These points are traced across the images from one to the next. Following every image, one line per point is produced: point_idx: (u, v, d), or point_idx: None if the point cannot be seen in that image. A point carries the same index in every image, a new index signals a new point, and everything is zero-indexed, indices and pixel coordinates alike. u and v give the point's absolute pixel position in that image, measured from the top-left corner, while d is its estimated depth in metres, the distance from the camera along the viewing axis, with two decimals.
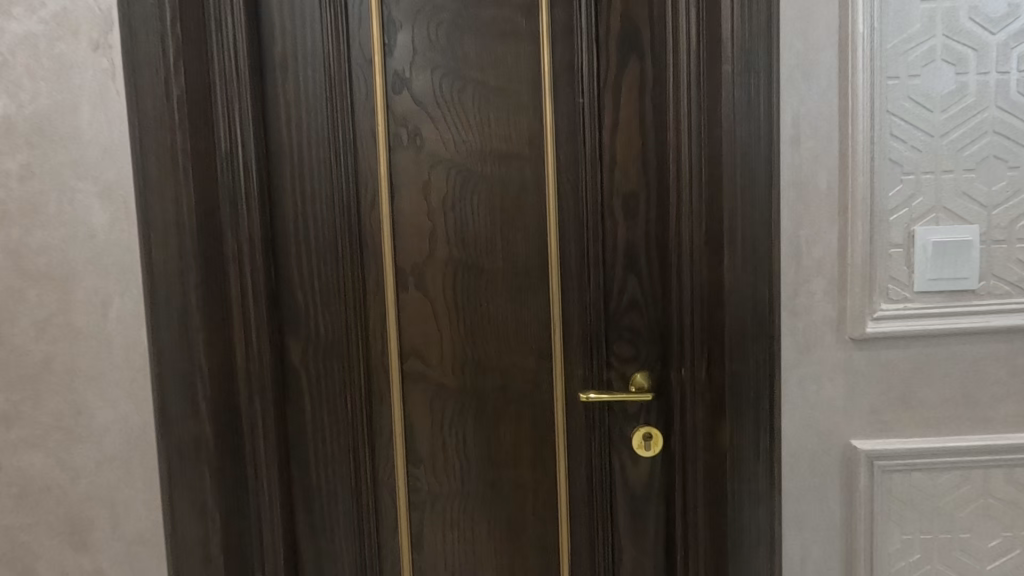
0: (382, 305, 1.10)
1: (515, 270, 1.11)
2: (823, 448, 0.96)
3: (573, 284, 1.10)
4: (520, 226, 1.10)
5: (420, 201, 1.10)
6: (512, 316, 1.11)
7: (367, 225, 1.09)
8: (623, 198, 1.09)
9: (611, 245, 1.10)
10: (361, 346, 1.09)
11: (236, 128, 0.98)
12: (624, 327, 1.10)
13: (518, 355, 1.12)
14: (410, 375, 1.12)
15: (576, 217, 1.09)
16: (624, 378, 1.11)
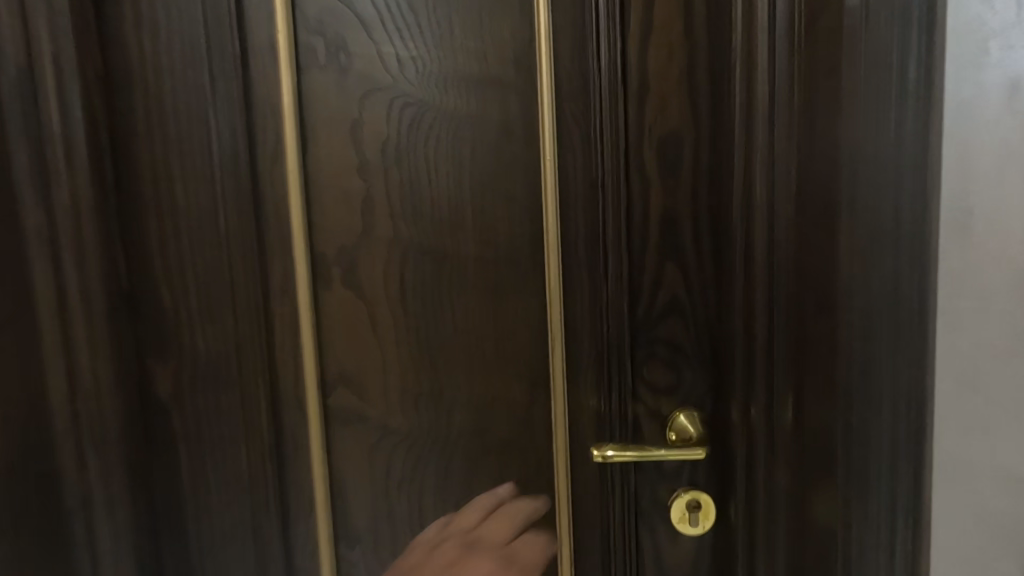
0: (294, 310, 0.73)
1: (494, 257, 0.73)
2: (995, 547, 0.60)
3: (582, 278, 0.72)
4: (502, 191, 0.73)
5: (348, 151, 0.72)
6: (489, 326, 0.74)
7: (266, 188, 0.71)
8: (659, 144, 0.71)
9: (640, 216, 0.72)
10: (262, 372, 0.73)
11: (40, 37, 0.63)
12: (659, 341, 0.73)
13: (500, 385, 0.75)
14: (339, 414, 0.75)
15: (586, 175, 0.72)
16: (657, 420, 0.74)
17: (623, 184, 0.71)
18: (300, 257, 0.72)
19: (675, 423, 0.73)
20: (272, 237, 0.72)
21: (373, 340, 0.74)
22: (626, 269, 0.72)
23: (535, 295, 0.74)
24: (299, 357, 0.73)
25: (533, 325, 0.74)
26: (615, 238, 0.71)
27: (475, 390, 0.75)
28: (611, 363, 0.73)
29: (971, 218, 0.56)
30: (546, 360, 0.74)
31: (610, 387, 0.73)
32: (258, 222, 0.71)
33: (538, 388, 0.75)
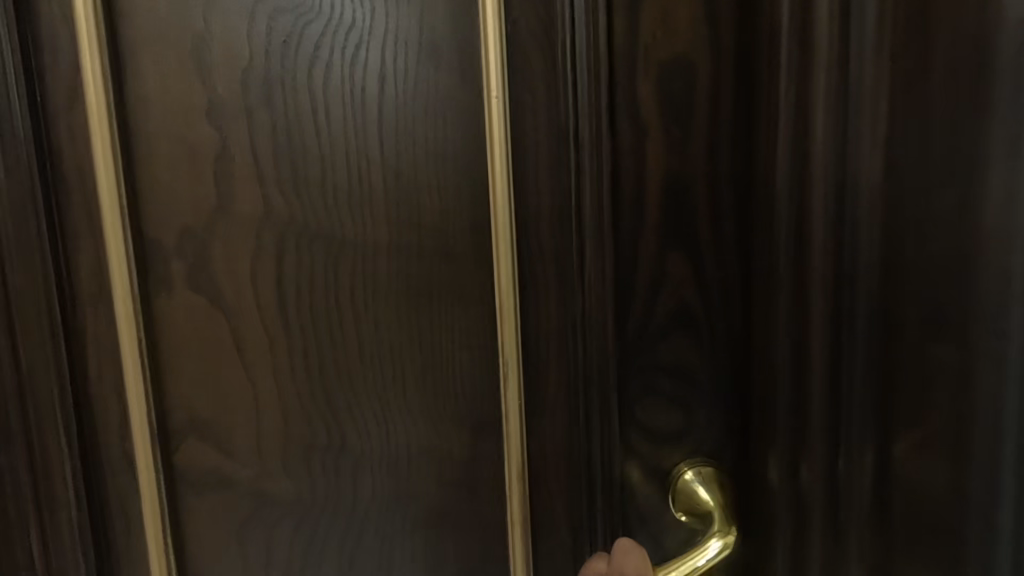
0: (112, 328, 0.48)
1: (416, 247, 0.50)
2: None
3: (546, 278, 0.49)
4: (427, 146, 0.49)
5: (187, 86, 0.47)
6: (411, 343, 0.51)
7: (63, 140, 0.47)
8: (663, 75, 0.47)
9: (631, 185, 0.48)
10: (66, 422, 0.48)
11: None
12: (658, 368, 0.50)
13: (429, 432, 0.52)
14: (192, 476, 0.51)
15: (551, 125, 0.48)
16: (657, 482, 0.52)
17: (607, 136, 0.47)
18: (115, 250, 0.47)
19: (682, 490, 0.51)
20: (72, 218, 0.47)
21: (239, 369, 0.50)
22: (612, 265, 0.49)
23: (478, 302, 0.50)
24: (124, 399, 0.49)
25: (476, 346, 0.51)
26: (595, 218, 0.48)
27: (393, 441, 0.52)
28: (590, 401, 0.50)
29: None
30: (495, 397, 0.51)
31: (590, 436, 0.50)
32: (49, 194, 0.47)
33: (485, 434, 0.52)
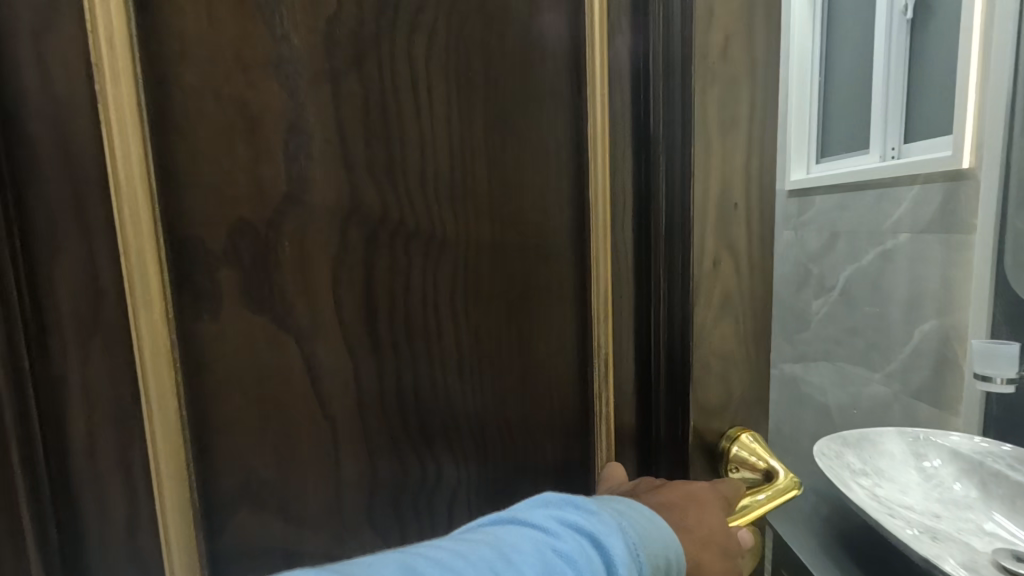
0: (126, 371, 0.33)
1: (515, 247, 0.45)
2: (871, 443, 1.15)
3: (627, 279, 0.52)
4: (534, 138, 0.45)
5: (248, 30, 0.34)
6: (513, 352, 0.46)
7: (36, 86, 0.30)
8: (742, 76, 0.49)
9: (710, 185, 0.49)
10: (36, 519, 0.31)
11: None
12: (719, 353, 0.53)
13: (526, 448, 0.47)
14: (244, 555, 0.38)
15: (638, 132, 0.50)
16: (709, 456, 0.54)
17: (695, 137, 0.47)
18: (137, 253, 0.32)
19: (733, 457, 0.54)
20: (49, 202, 0.31)
21: (314, 407, 0.39)
22: (691, 261, 0.50)
23: (570, 306, 0.48)
24: (148, 471, 0.34)
25: (568, 350, 0.49)
26: (679, 221, 0.49)
27: (488, 464, 0.46)
28: (661, 383, 0.54)
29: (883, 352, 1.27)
30: (585, 403, 0.49)
31: (664, 420, 0.54)
32: (10, 166, 0.30)
33: (577, 439, 0.50)
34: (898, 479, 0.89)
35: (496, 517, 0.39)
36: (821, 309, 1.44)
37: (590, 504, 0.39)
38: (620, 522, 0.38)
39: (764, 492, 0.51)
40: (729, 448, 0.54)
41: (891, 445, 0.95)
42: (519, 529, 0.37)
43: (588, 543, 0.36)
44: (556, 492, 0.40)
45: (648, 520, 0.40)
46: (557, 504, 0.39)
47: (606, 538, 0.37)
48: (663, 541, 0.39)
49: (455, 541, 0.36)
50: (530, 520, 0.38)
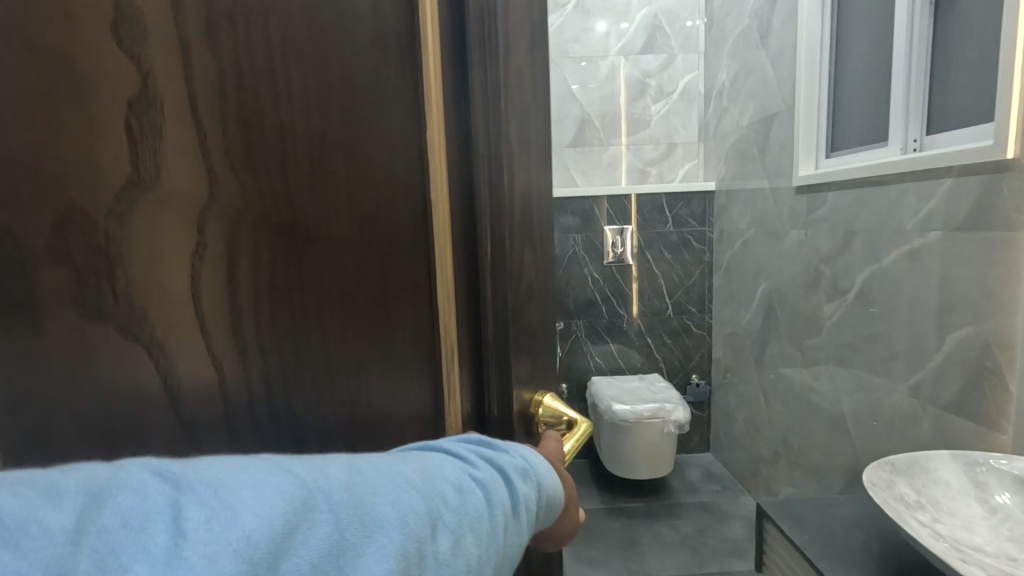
0: (45, 352, 0.46)
1: (368, 249, 0.55)
2: (878, 355, 2.21)
3: (462, 283, 0.63)
4: (387, 167, 0.56)
5: (152, 104, 0.46)
6: (378, 347, 0.57)
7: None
8: (522, 135, 0.65)
9: (517, 217, 0.65)
10: None
11: None
12: (527, 341, 0.69)
13: (387, 415, 0.58)
14: None
15: (461, 169, 0.61)
16: (522, 422, 0.71)
17: (504, 184, 0.63)
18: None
19: (546, 410, 0.74)
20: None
21: (206, 377, 0.50)
22: (506, 269, 0.64)
23: (423, 298, 0.59)
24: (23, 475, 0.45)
25: (421, 335, 0.60)
26: (495, 235, 0.63)
27: (352, 429, 0.56)
28: (495, 390, 0.66)
29: (870, 339, 2.26)
30: (437, 390, 0.61)
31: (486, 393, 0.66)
32: None
33: (436, 420, 0.62)
34: (959, 512, 1.20)
35: (432, 445, 0.56)
36: (831, 313, 2.51)
37: (499, 445, 0.59)
38: (525, 461, 0.59)
39: (571, 432, 0.73)
40: (545, 404, 0.73)
41: (947, 475, 1.28)
42: (449, 458, 0.54)
43: (497, 473, 0.55)
44: (478, 436, 0.60)
45: (540, 464, 0.60)
46: (474, 442, 0.58)
47: (512, 473, 0.56)
48: (550, 479, 0.61)
49: (400, 459, 0.51)
50: (454, 451, 0.56)
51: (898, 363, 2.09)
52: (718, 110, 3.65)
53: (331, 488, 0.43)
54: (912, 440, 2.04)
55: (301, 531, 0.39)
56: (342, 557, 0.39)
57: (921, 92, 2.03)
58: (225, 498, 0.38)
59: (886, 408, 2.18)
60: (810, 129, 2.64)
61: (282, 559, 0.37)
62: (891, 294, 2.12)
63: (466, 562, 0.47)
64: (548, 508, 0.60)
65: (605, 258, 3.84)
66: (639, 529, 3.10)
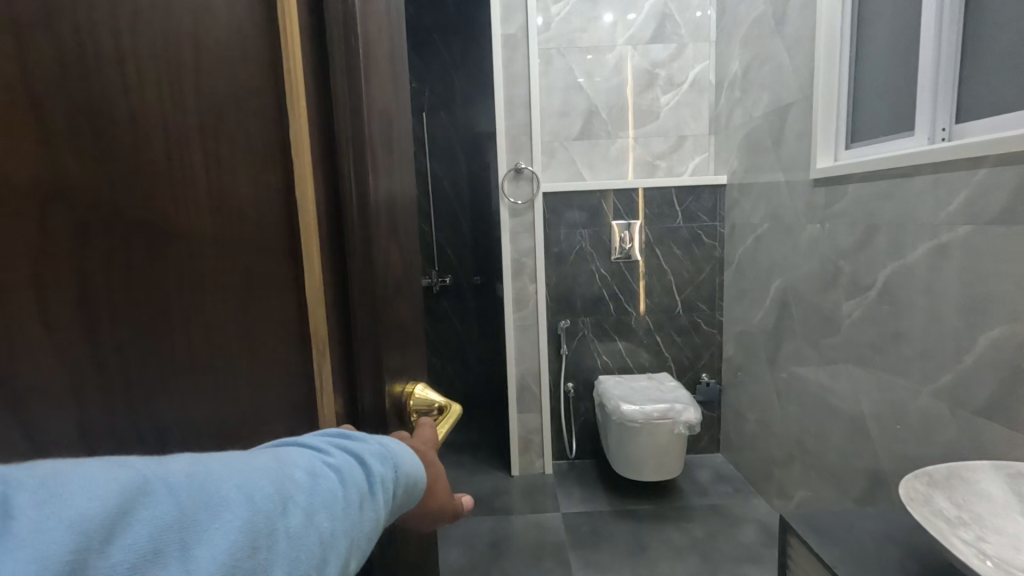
0: None
1: (234, 252, 0.58)
2: (902, 354, 2.11)
3: (332, 296, 0.70)
4: (245, 172, 0.59)
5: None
6: (247, 357, 0.60)
7: None
8: (381, 176, 0.79)
9: (380, 239, 0.77)
10: None
11: None
12: (393, 342, 0.83)
13: (268, 413, 0.63)
14: None
15: (325, 172, 0.69)
16: (398, 411, 0.85)
17: (369, 212, 0.73)
18: None
19: (418, 399, 0.89)
20: None
21: (61, 408, 0.44)
22: (372, 267, 0.75)
23: (290, 295, 0.65)
24: None
25: (289, 331, 0.65)
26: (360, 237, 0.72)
27: (224, 432, 0.58)
28: (367, 385, 0.75)
29: (894, 338, 2.16)
30: (308, 390, 0.67)
31: (359, 382, 0.74)
32: None
33: (306, 420, 0.68)
34: (1003, 529, 1.10)
35: (288, 441, 0.55)
36: (850, 311, 2.41)
37: (356, 435, 0.58)
38: (383, 450, 0.58)
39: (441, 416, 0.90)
40: (417, 392, 0.89)
41: (987, 487, 1.19)
42: (308, 449, 0.53)
43: (354, 460, 0.55)
44: (336, 429, 0.58)
45: (399, 450, 0.61)
46: (334, 435, 0.58)
47: (367, 458, 0.56)
48: (409, 467, 0.61)
49: (254, 452, 0.50)
50: (312, 443, 0.55)
51: (927, 364, 1.99)
52: (730, 101, 3.53)
53: (175, 476, 0.42)
54: (940, 445, 1.94)
55: (135, 511, 0.38)
56: (186, 531, 0.40)
57: (951, 76, 1.91)
58: (58, 485, 0.37)
59: (911, 412, 2.07)
60: (829, 119, 2.53)
61: (116, 534, 0.37)
62: (917, 292, 2.02)
63: (320, 538, 0.46)
64: (406, 489, 0.60)
65: (612, 254, 3.74)
66: (648, 533, 3.02)
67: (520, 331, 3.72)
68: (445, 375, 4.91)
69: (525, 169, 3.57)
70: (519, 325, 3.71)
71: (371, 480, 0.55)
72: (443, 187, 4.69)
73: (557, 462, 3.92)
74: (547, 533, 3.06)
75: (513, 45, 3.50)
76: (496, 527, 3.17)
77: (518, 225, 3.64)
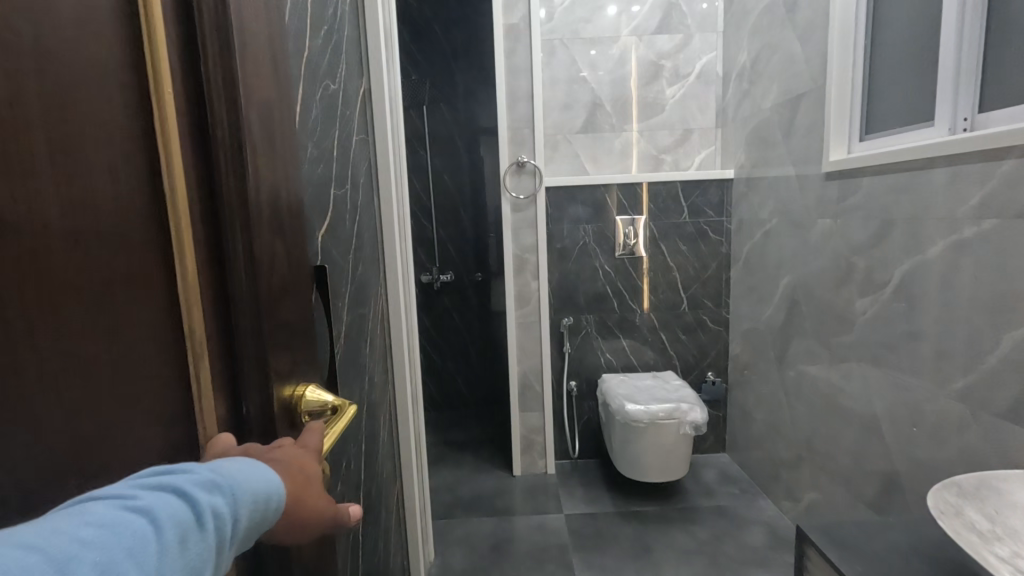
0: None
1: (91, 243, 0.50)
2: (920, 354, 2.03)
3: (209, 295, 0.66)
4: (104, 158, 0.52)
5: None
6: (105, 365, 0.52)
7: None
8: (268, 166, 0.74)
9: (267, 234, 0.73)
10: None
11: None
12: (285, 343, 0.78)
13: (133, 435, 0.55)
14: None
15: (196, 166, 0.65)
16: (288, 415, 0.79)
17: (252, 207, 0.70)
18: None
19: (309, 400, 0.84)
20: None
21: None
22: (257, 262, 0.71)
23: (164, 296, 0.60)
24: None
25: (159, 337, 0.59)
26: (241, 230, 0.69)
27: (71, 453, 0.48)
28: (252, 388, 0.71)
29: (911, 337, 2.07)
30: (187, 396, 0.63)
31: (245, 380, 0.71)
32: None
33: (185, 429, 0.63)
34: None
35: (84, 496, 0.48)
36: (864, 309, 2.33)
37: (176, 473, 0.54)
38: (220, 480, 0.56)
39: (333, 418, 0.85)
40: (307, 390, 0.84)
41: (1021, 498, 1.11)
42: (110, 501, 0.48)
43: (176, 502, 0.51)
44: (157, 468, 0.54)
45: (244, 471, 0.59)
46: (148, 476, 0.53)
47: (196, 495, 0.53)
48: (264, 487, 0.60)
49: (33, 522, 0.43)
50: (117, 492, 0.50)
51: (945, 364, 1.91)
52: (738, 93, 3.44)
53: None
54: (960, 449, 1.86)
55: None
56: None
57: (973, 62, 1.83)
58: None
59: (928, 414, 2.00)
60: (842, 110, 2.44)
61: None
62: (936, 290, 1.94)
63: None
64: (258, 512, 0.59)
65: (616, 249, 3.66)
66: (652, 535, 2.95)
67: (523, 329, 3.64)
68: (447, 372, 4.84)
69: (527, 163, 3.48)
70: (521, 323, 3.63)
71: (196, 519, 0.52)
72: (444, 182, 4.61)
73: (559, 462, 3.85)
74: (549, 535, 3.00)
75: (515, 35, 3.41)
76: (497, 529, 3.11)
77: (519, 220, 3.56)
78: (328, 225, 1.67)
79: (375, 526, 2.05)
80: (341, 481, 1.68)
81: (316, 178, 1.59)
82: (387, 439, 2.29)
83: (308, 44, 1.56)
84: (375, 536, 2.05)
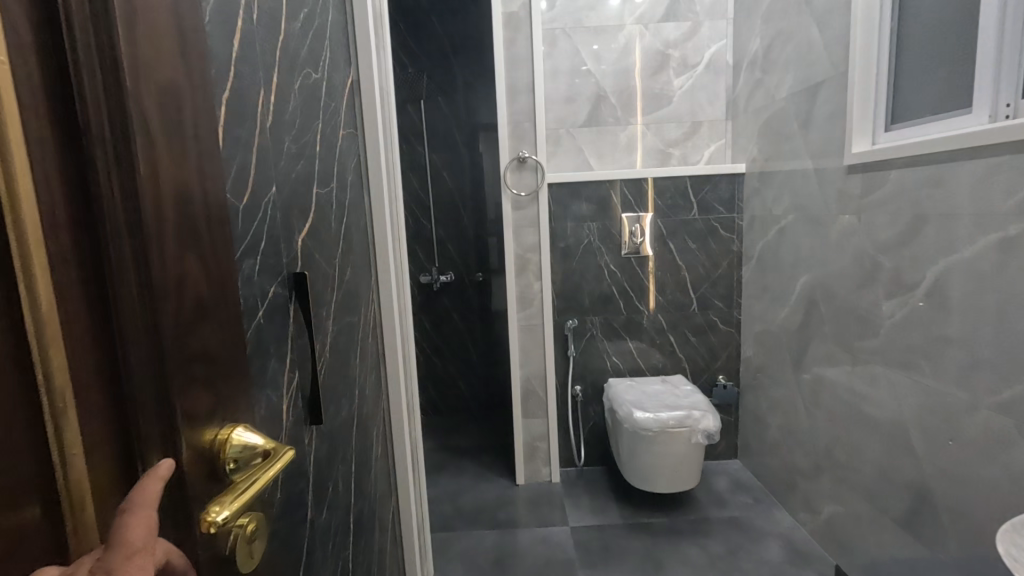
0: None
1: None
2: (956, 361, 1.87)
3: (84, 332, 0.51)
4: None
5: None
6: None
7: None
8: (168, 167, 0.61)
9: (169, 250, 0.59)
10: None
11: None
12: (200, 376, 0.65)
13: None
14: None
15: (63, 168, 0.50)
16: (207, 467, 0.65)
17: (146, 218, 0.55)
18: None
19: (234, 448, 0.70)
20: None
21: None
22: (158, 291, 0.56)
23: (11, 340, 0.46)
24: None
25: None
26: (133, 253, 0.54)
27: None
28: (153, 441, 0.57)
29: (944, 342, 1.92)
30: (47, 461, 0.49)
31: (141, 437, 0.56)
32: None
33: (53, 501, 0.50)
34: None
35: None
36: (890, 312, 2.18)
37: None
38: None
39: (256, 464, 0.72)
40: (227, 433, 0.69)
41: None
42: None
43: None
44: None
45: None
46: None
47: None
48: None
49: None
50: None
51: (987, 372, 1.75)
52: (751, 83, 3.27)
53: None
54: (1004, 466, 1.71)
55: None
56: None
57: (1019, 41, 1.65)
58: None
59: (966, 426, 1.84)
60: (866, 97, 2.28)
61: None
62: (974, 292, 1.78)
63: None
64: None
65: (622, 248, 3.50)
66: (664, 549, 2.80)
67: (526, 332, 3.49)
68: (448, 375, 4.70)
69: (529, 158, 3.32)
70: (524, 325, 3.48)
71: None
72: (442, 179, 4.46)
73: (565, 469, 3.71)
74: (555, 549, 2.86)
75: (515, 24, 3.24)
76: (501, 542, 2.97)
77: (521, 218, 3.40)
78: (310, 227, 1.52)
79: (367, 550, 1.91)
80: (327, 508, 1.53)
81: (295, 175, 1.44)
82: (381, 455, 2.14)
83: (283, 27, 1.40)
84: (367, 559, 1.90)
